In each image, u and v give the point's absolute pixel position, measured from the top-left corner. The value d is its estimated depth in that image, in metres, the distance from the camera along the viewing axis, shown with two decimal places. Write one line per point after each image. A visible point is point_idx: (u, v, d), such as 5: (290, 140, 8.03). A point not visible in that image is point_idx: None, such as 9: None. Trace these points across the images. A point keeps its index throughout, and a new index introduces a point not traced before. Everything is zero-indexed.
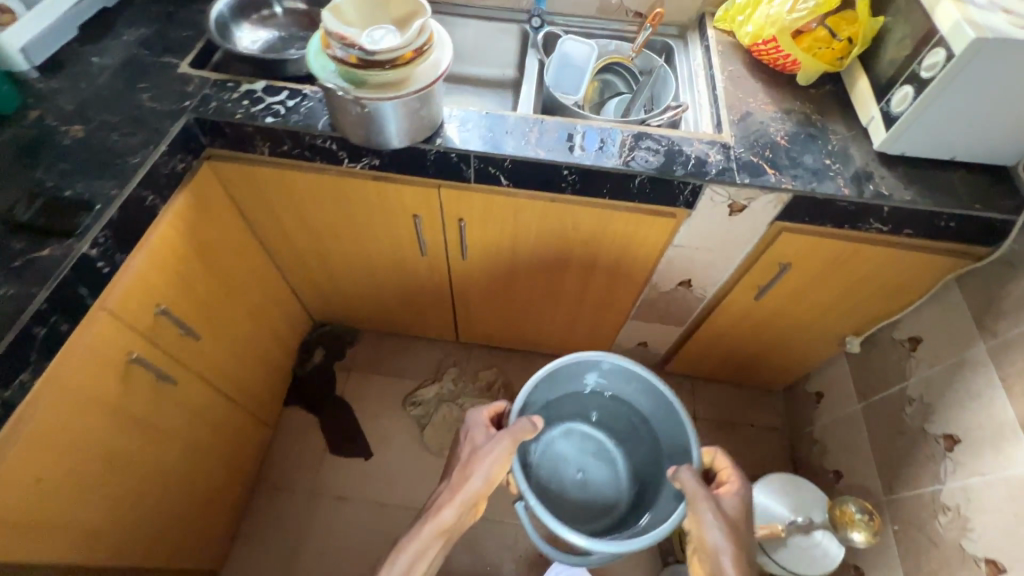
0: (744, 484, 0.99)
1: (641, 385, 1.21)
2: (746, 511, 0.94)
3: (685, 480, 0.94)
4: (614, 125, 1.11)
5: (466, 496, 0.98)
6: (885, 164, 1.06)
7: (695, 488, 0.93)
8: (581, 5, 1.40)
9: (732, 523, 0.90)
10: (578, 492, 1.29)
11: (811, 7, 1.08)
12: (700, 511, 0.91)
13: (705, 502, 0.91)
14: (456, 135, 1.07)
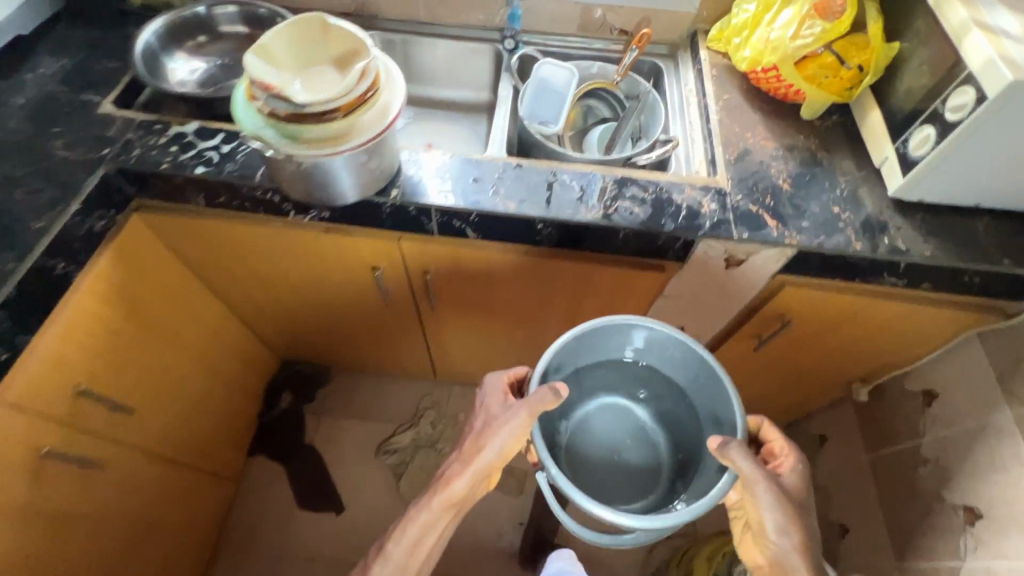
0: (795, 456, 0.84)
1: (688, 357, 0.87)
2: (800, 489, 0.81)
3: (740, 464, 0.74)
4: (595, 169, 0.98)
5: (479, 470, 0.81)
6: (900, 211, 0.94)
7: (755, 475, 0.75)
8: (560, 22, 1.26)
9: (790, 505, 0.77)
10: (623, 486, 0.93)
11: (817, 34, 0.95)
12: (761, 498, 0.76)
13: (764, 489, 0.75)
14: (415, 185, 0.94)
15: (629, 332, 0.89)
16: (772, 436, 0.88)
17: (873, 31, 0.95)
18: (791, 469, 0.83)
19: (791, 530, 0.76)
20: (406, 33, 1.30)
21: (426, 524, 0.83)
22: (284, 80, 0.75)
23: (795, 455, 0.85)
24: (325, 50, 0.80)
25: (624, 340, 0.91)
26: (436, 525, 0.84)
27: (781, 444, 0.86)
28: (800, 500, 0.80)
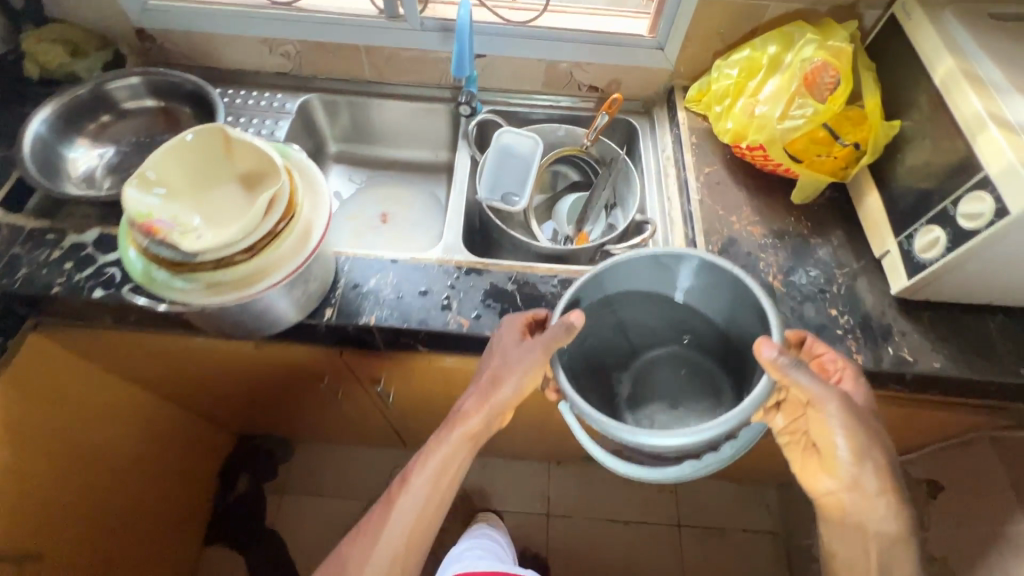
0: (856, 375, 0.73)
1: (728, 285, 0.72)
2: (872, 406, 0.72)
3: (794, 375, 0.63)
4: (562, 272, 0.87)
5: (493, 408, 0.71)
6: (904, 311, 0.84)
7: (812, 385, 0.65)
8: (523, 79, 1.13)
9: (860, 421, 0.69)
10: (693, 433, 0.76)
11: (808, 114, 0.84)
12: (822, 408, 0.67)
13: (832, 401, 0.66)
14: (353, 301, 0.81)
15: (653, 266, 0.74)
16: (821, 352, 0.76)
17: (871, 109, 0.84)
18: (849, 380, 0.73)
19: (859, 440, 0.68)
20: (353, 94, 1.16)
21: (436, 470, 0.73)
22: (176, 215, 0.62)
23: (851, 368, 0.74)
24: (229, 168, 0.67)
25: (653, 275, 0.76)
26: (449, 470, 0.74)
27: (832, 357, 0.75)
28: (867, 406, 0.71)
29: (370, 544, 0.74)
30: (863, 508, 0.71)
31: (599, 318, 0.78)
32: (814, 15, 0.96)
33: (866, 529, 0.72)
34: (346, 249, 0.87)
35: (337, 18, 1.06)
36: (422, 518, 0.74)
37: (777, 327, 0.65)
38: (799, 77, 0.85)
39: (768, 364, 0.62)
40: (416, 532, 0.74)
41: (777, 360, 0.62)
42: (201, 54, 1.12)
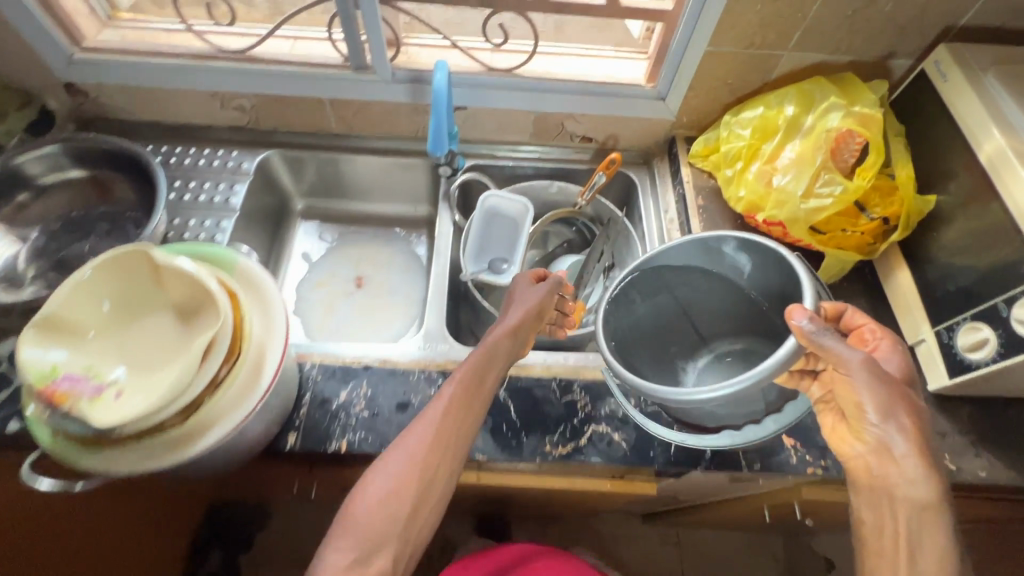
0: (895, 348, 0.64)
1: (770, 265, 0.68)
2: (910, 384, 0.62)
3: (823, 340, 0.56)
4: (559, 371, 0.77)
5: (519, 332, 0.67)
6: (941, 406, 0.76)
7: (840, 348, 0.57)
8: (510, 130, 1.02)
9: (896, 392, 0.58)
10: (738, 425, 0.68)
11: (836, 193, 0.74)
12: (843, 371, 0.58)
13: (857, 361, 0.58)
14: (320, 423, 0.70)
15: (698, 247, 0.72)
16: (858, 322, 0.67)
17: (903, 182, 0.75)
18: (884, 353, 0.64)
19: (889, 408, 0.58)
20: (319, 148, 1.05)
21: (456, 386, 0.61)
22: (91, 367, 0.51)
23: (887, 339, 0.65)
24: (161, 296, 0.56)
25: (702, 257, 0.73)
26: (472, 387, 0.62)
27: (868, 328, 0.66)
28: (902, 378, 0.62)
29: (390, 477, 0.56)
30: (893, 469, 0.58)
31: (651, 296, 0.74)
32: (832, 64, 0.86)
33: (893, 490, 0.57)
34: (311, 354, 0.76)
35: (296, 70, 0.93)
36: (442, 441, 0.59)
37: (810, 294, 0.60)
38: (824, 149, 0.75)
39: (798, 330, 0.56)
40: (441, 455, 0.58)
41: (804, 325, 0.56)
42: (144, 108, 0.99)
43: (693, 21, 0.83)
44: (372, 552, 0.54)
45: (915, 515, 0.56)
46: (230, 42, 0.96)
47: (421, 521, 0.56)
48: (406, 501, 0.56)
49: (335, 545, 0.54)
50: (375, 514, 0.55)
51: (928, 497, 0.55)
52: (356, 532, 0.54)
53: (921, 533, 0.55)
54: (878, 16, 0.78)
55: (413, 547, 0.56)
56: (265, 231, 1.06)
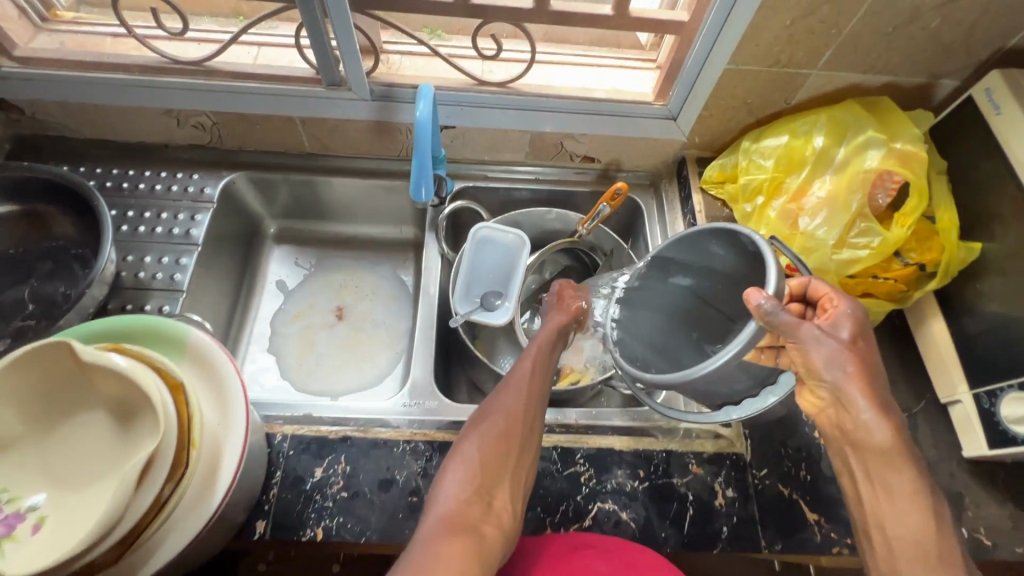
0: (856, 305, 0.58)
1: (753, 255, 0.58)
2: (870, 342, 0.56)
3: (774, 323, 0.52)
4: (560, 438, 0.69)
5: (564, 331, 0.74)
6: (975, 473, 0.69)
7: (788, 323, 0.52)
8: (503, 150, 0.92)
9: (852, 352, 0.54)
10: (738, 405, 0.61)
11: (873, 245, 0.67)
12: (794, 341, 0.54)
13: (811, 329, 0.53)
14: (292, 507, 0.62)
15: (679, 242, 0.64)
16: (818, 285, 0.61)
17: (944, 229, 0.68)
18: (843, 310, 0.57)
19: (849, 369, 0.53)
20: (291, 169, 0.94)
21: (536, 356, 0.68)
22: (5, 490, 0.43)
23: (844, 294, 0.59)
24: (91, 392, 0.47)
25: (693, 252, 0.64)
26: (547, 355, 0.70)
27: (828, 289, 0.60)
28: (861, 333, 0.56)
29: (499, 417, 0.61)
30: (849, 419, 0.54)
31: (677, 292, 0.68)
32: (863, 84, 0.76)
33: (855, 440, 0.54)
34: (280, 423, 0.67)
35: (260, 86, 0.82)
36: (534, 394, 0.64)
37: (773, 271, 0.53)
38: (861, 195, 0.68)
39: (755, 312, 0.52)
40: (534, 409, 0.63)
41: (757, 308, 0.52)
42: (91, 127, 0.88)
43: (713, 35, 0.72)
44: (491, 488, 0.56)
45: (878, 461, 0.53)
46: (186, 52, 0.84)
47: (527, 465, 0.60)
48: (515, 439, 0.59)
49: (455, 478, 0.56)
50: (490, 451, 0.58)
51: (887, 444, 0.52)
52: (473, 466, 0.57)
53: (887, 478, 0.53)
54: (922, 33, 0.68)
55: (521, 492, 0.58)
56: (233, 258, 0.96)
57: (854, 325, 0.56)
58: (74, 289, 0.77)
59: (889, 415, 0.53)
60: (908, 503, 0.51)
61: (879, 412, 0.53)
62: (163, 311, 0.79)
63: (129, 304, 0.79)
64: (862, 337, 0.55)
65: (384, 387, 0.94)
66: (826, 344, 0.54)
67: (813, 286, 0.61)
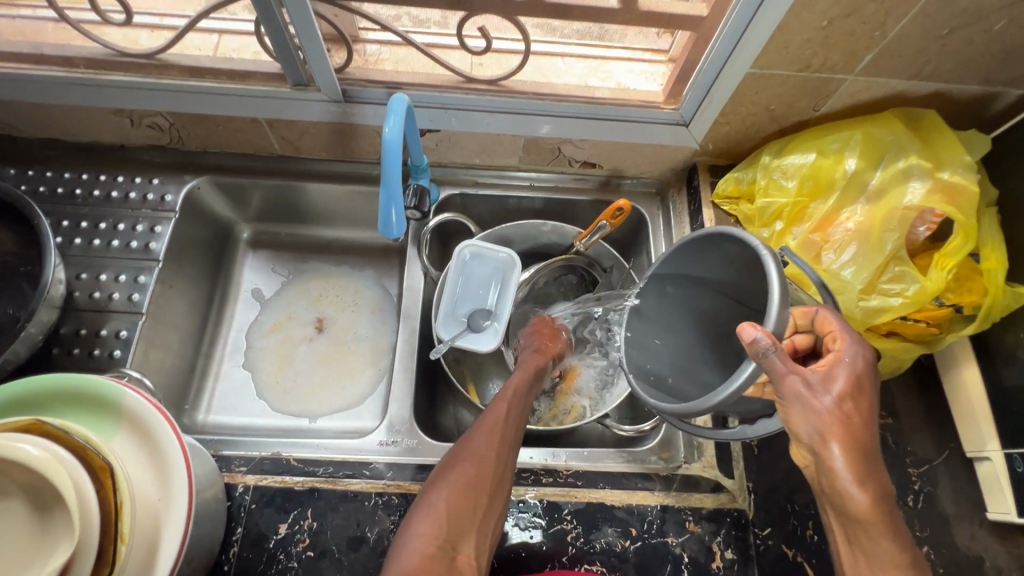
0: (863, 352, 0.46)
1: (758, 266, 0.50)
2: (869, 402, 0.45)
3: (759, 362, 0.44)
4: (546, 491, 0.64)
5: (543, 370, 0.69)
6: (1002, 536, 0.63)
7: (771, 365, 0.43)
8: (493, 155, 0.83)
9: (842, 412, 0.44)
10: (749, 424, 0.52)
11: (908, 292, 0.61)
12: (776, 390, 0.45)
13: (797, 377, 0.44)
14: (254, 568, 0.58)
15: (685, 250, 0.57)
16: (824, 317, 0.50)
17: (989, 269, 0.60)
18: (842, 358, 0.46)
19: (830, 428, 0.43)
20: (263, 173, 0.86)
21: (513, 394, 0.62)
22: None
23: (853, 335, 0.47)
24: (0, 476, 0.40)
25: (702, 259, 0.57)
26: (523, 390, 0.64)
27: (835, 325, 0.48)
28: (856, 389, 0.45)
29: (469, 463, 0.54)
30: (825, 479, 0.44)
31: (697, 303, 0.60)
32: (905, 92, 0.65)
33: (831, 500, 0.44)
34: (243, 473, 0.63)
35: (218, 85, 0.73)
36: (508, 435, 0.58)
37: (776, 298, 0.44)
38: (898, 235, 0.61)
39: (744, 346, 0.44)
40: (508, 453, 0.57)
41: (746, 341, 0.44)
42: (40, 127, 0.80)
43: (736, 35, 0.61)
44: (455, 541, 0.50)
45: (853, 529, 0.43)
46: (135, 40, 0.74)
47: (497, 516, 0.54)
48: (485, 488, 0.53)
49: (415, 531, 0.50)
50: (458, 500, 0.52)
51: (865, 511, 0.42)
52: (438, 519, 0.51)
53: (866, 546, 0.43)
54: (983, 37, 0.56)
55: (489, 544, 0.52)
56: (203, 267, 0.88)
57: (851, 376, 0.45)
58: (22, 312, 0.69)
59: (869, 474, 0.43)
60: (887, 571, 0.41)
61: (851, 470, 0.43)
62: (121, 337, 0.73)
63: (84, 328, 0.73)
64: (854, 394, 0.45)
65: (367, 408, 0.86)
66: (808, 399, 0.44)
67: (819, 318, 0.50)
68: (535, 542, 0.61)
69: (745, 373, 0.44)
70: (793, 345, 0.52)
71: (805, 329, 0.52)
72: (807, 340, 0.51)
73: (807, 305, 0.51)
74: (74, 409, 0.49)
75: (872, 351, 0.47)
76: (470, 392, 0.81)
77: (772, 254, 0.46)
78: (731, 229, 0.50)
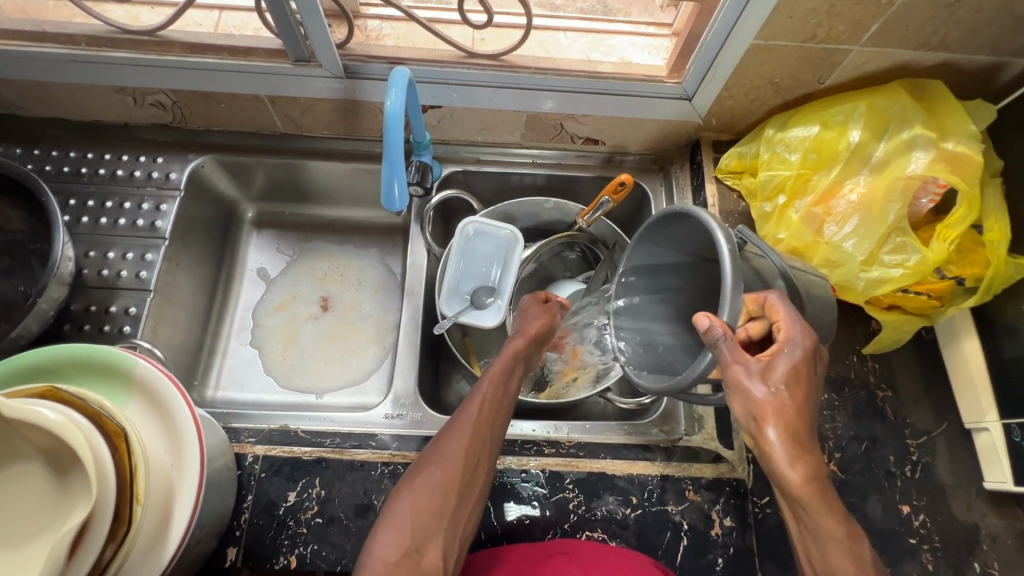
0: (808, 343, 0.46)
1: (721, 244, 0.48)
2: (807, 391, 0.45)
3: (711, 349, 0.44)
4: (548, 461, 0.65)
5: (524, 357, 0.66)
6: (998, 504, 0.64)
7: (719, 354, 0.44)
8: (495, 131, 0.83)
9: (784, 404, 0.44)
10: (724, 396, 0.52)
11: (908, 264, 0.61)
12: (725, 380, 0.45)
13: (742, 368, 0.44)
14: (264, 534, 0.60)
15: (656, 224, 0.56)
16: (772, 303, 0.48)
17: (992, 241, 0.60)
18: (786, 348, 0.46)
19: (769, 416, 0.44)
20: (266, 152, 0.86)
21: (488, 387, 0.60)
22: None
23: (800, 324, 0.47)
24: (19, 439, 0.41)
25: (678, 231, 0.55)
26: (502, 386, 0.61)
27: (782, 314, 0.47)
28: (795, 377, 0.45)
29: (435, 465, 0.54)
30: (764, 461, 0.45)
31: (680, 272, 0.60)
32: (911, 63, 0.64)
33: (772, 479, 0.45)
34: (252, 443, 0.64)
35: (219, 62, 0.72)
36: (482, 435, 0.56)
37: (729, 286, 0.44)
38: (900, 206, 0.61)
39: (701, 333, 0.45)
40: (481, 452, 0.56)
41: (701, 328, 0.45)
42: (44, 105, 0.80)
43: (738, 7, 0.59)
44: (421, 544, 0.50)
45: (794, 506, 0.44)
46: (136, 17, 0.74)
47: (467, 515, 0.53)
48: (452, 489, 0.53)
49: (381, 537, 0.50)
50: (423, 502, 0.52)
51: (799, 491, 0.43)
52: (404, 524, 0.50)
53: (810, 524, 0.43)
54: (992, 5, 0.55)
55: (458, 545, 0.52)
56: (210, 245, 0.89)
57: (789, 367, 0.45)
58: (33, 289, 0.70)
59: (803, 457, 0.43)
60: (834, 542, 0.43)
61: (784, 450, 0.43)
62: (130, 313, 0.74)
63: (94, 304, 0.74)
64: (794, 382, 0.45)
65: (372, 384, 0.87)
66: (743, 388, 0.44)
67: (767, 305, 0.49)
68: (538, 509, 0.62)
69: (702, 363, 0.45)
70: (748, 333, 0.51)
71: (758, 315, 0.51)
72: (761, 328, 0.51)
73: (759, 292, 0.49)
74: (90, 377, 0.50)
75: (818, 342, 0.46)
76: (473, 365, 0.82)
77: (727, 241, 0.45)
78: (693, 208, 0.49)
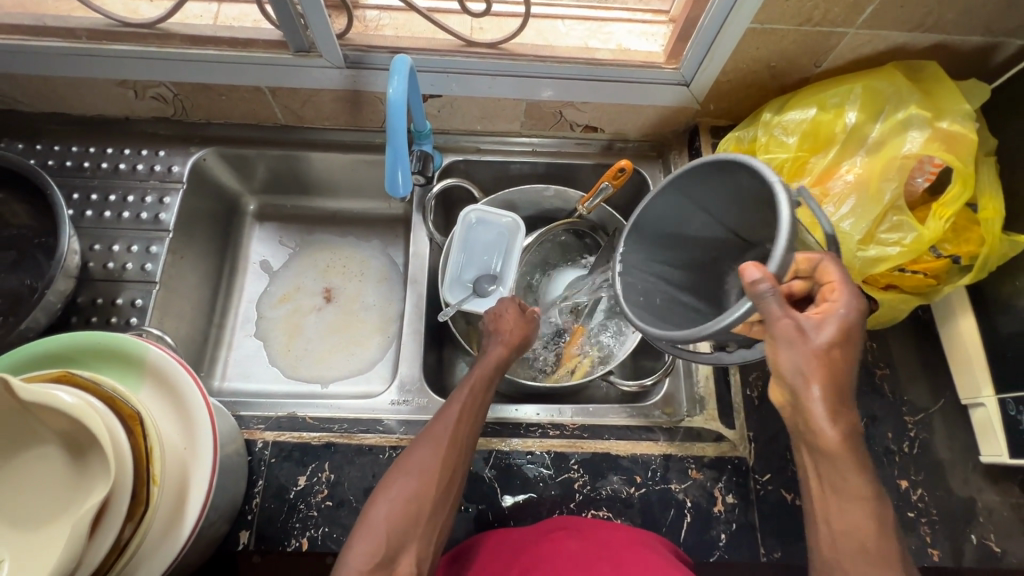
0: (858, 305, 0.46)
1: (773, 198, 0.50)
2: (852, 352, 0.45)
3: (756, 302, 0.45)
4: (553, 443, 0.66)
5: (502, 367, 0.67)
6: (993, 478, 0.65)
7: (768, 307, 0.44)
8: (495, 120, 0.83)
9: (827, 361, 0.44)
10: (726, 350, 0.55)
11: (905, 242, 0.62)
12: (769, 333, 0.45)
13: (787, 323, 0.44)
14: (276, 517, 0.61)
15: (696, 171, 0.56)
16: (826, 266, 0.48)
17: (986, 219, 0.61)
18: (836, 308, 0.45)
19: (815, 371, 0.44)
20: (268, 143, 0.87)
21: (466, 398, 0.61)
22: None
23: (852, 287, 0.46)
24: (37, 422, 0.42)
25: (713, 182, 0.56)
26: (480, 393, 0.63)
27: (835, 276, 0.47)
28: (844, 337, 0.45)
29: (411, 475, 0.54)
30: (801, 418, 0.46)
31: (699, 221, 0.61)
32: (907, 44, 0.65)
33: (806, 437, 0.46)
34: (261, 430, 0.65)
35: (220, 54, 0.72)
36: (456, 445, 0.57)
37: (783, 241, 0.45)
38: (896, 184, 0.62)
39: (745, 285, 0.45)
40: (456, 461, 0.57)
41: (748, 280, 0.44)
42: (45, 100, 0.80)
43: None
44: (395, 554, 0.50)
45: (819, 458, 0.46)
46: (135, 10, 0.74)
47: (444, 521, 0.54)
48: (428, 499, 0.54)
49: (354, 547, 0.50)
50: (398, 512, 0.52)
51: (836, 447, 0.44)
52: (379, 536, 0.51)
53: (837, 484, 0.45)
54: None
55: (434, 552, 0.53)
56: (213, 238, 0.90)
57: (840, 325, 0.44)
58: (40, 282, 0.71)
59: (842, 414, 0.44)
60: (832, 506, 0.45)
61: (826, 406, 0.44)
62: (136, 305, 0.75)
63: (100, 297, 0.75)
64: (845, 341, 0.45)
65: (376, 373, 0.88)
66: (790, 342, 0.44)
67: (820, 268, 0.48)
68: (544, 489, 0.64)
69: (739, 311, 0.45)
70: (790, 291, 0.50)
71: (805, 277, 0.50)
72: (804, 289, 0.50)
73: (808, 250, 0.48)
74: (102, 363, 0.51)
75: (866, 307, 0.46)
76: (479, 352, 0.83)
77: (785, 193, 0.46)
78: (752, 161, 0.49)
